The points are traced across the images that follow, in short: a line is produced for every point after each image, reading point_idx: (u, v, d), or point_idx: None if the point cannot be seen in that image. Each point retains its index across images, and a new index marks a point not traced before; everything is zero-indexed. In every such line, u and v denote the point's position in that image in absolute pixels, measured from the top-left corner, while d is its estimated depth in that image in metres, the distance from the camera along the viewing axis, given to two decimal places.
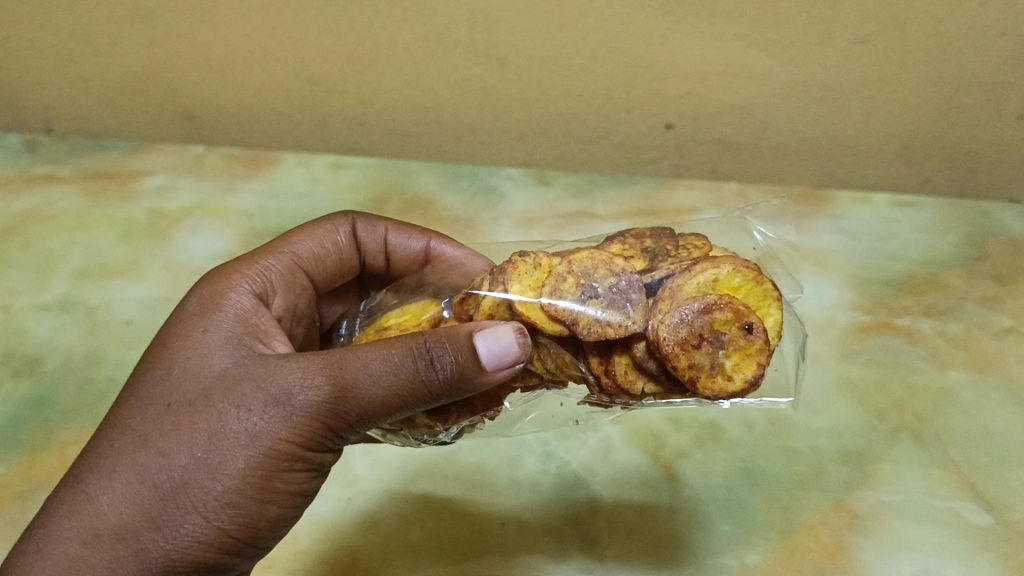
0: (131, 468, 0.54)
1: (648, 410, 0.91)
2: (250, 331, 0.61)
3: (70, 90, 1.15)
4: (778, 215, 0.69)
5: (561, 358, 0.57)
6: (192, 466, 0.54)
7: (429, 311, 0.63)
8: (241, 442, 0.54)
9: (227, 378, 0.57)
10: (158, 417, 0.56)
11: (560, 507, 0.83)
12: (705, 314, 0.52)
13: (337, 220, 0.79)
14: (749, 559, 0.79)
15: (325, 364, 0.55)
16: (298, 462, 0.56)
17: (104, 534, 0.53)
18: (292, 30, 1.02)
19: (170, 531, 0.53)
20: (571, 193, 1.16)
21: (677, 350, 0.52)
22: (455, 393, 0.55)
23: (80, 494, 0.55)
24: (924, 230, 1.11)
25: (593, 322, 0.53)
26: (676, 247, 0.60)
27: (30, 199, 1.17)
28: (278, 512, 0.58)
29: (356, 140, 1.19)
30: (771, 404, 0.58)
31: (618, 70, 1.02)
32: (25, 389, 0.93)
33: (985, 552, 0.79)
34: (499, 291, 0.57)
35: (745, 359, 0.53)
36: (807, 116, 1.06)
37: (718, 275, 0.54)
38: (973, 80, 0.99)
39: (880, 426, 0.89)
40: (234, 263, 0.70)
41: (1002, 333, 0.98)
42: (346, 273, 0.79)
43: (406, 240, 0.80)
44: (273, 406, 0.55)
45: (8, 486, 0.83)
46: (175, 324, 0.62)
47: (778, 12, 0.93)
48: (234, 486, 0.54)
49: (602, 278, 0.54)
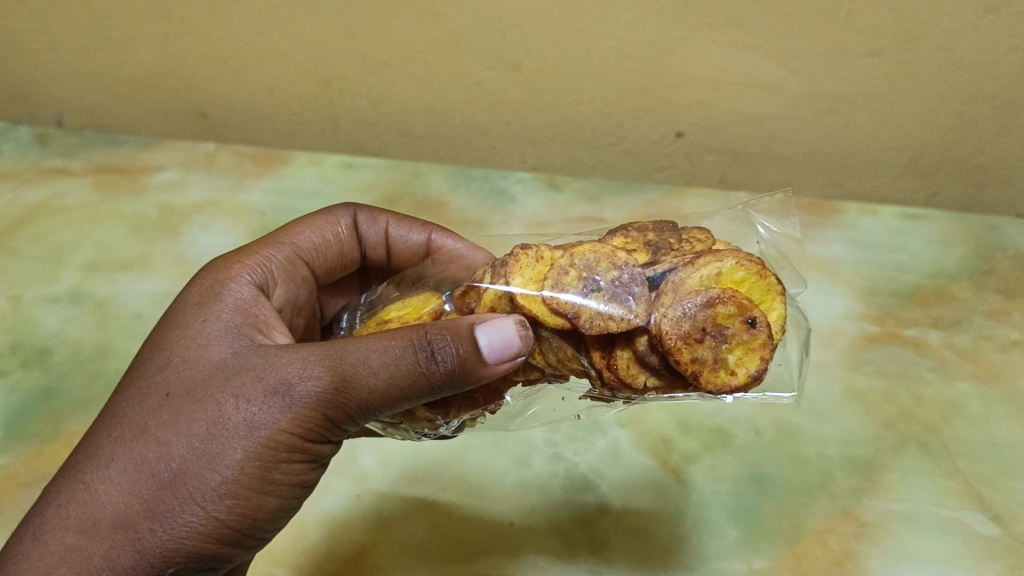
0: (129, 457, 0.54)
1: (657, 413, 0.91)
2: (250, 322, 0.61)
3: (83, 84, 1.16)
4: (783, 208, 0.70)
5: (563, 351, 0.57)
6: (190, 456, 0.54)
7: (430, 304, 0.63)
8: (239, 432, 0.54)
9: (227, 368, 0.56)
10: (157, 407, 0.56)
11: (569, 508, 0.83)
12: (709, 308, 0.52)
13: (339, 212, 0.80)
14: (757, 564, 0.78)
15: (325, 355, 0.55)
16: (297, 453, 0.56)
17: (101, 523, 0.53)
18: (307, 30, 1.02)
19: (168, 520, 0.53)
20: (580, 198, 1.17)
21: (681, 344, 0.52)
22: (456, 386, 0.55)
23: (78, 483, 0.54)
24: (932, 243, 1.12)
25: (595, 315, 0.53)
26: (679, 240, 0.59)
27: (41, 191, 1.17)
28: (276, 504, 0.57)
29: (368, 141, 1.19)
30: (774, 399, 0.58)
31: (631, 77, 1.03)
32: (34, 378, 0.92)
33: (992, 562, 0.79)
34: (501, 283, 0.57)
35: (749, 353, 0.53)
36: (817, 127, 1.07)
37: (722, 269, 0.54)
38: (983, 95, 1.00)
39: (888, 435, 0.89)
40: (235, 253, 0.70)
41: (1009, 346, 0.99)
42: (347, 266, 0.80)
43: (408, 234, 0.80)
44: (272, 396, 0.55)
45: (16, 475, 0.83)
46: (175, 314, 0.62)
47: (790, 24, 0.94)
48: (233, 477, 0.54)
49: (605, 271, 0.55)
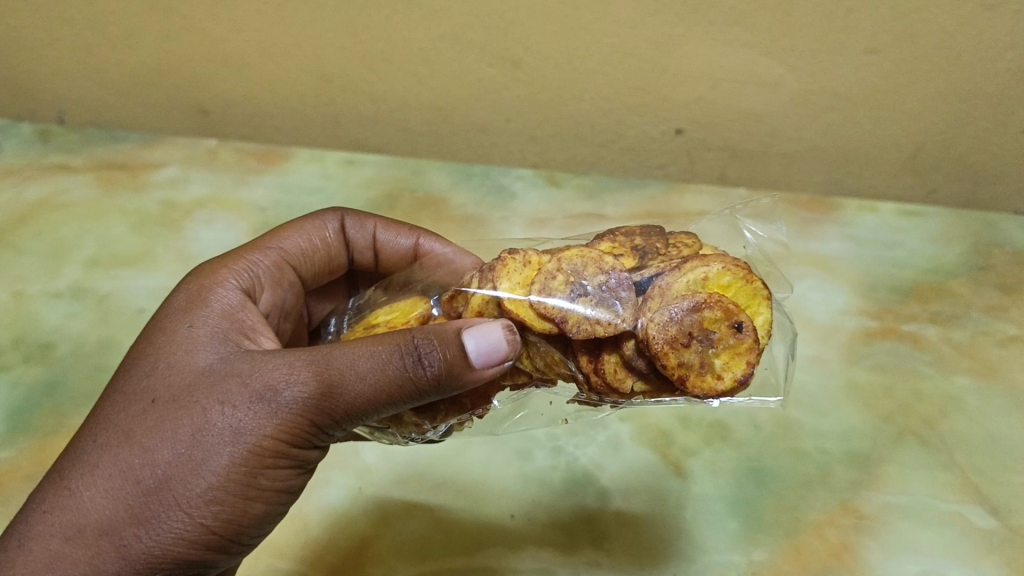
0: (115, 463, 0.54)
1: (657, 408, 0.92)
2: (236, 327, 0.61)
3: (85, 81, 1.16)
4: (767, 215, 0.72)
5: (550, 356, 0.58)
6: (175, 463, 0.54)
7: (418, 309, 0.64)
8: (225, 437, 0.54)
9: (213, 374, 0.57)
10: (142, 414, 0.56)
11: (570, 501, 0.84)
12: (695, 312, 0.53)
13: (326, 216, 0.80)
14: (756, 556, 0.79)
15: (311, 360, 0.55)
16: (283, 458, 0.56)
17: (86, 529, 0.53)
18: (310, 28, 1.03)
19: (153, 527, 0.53)
20: (581, 195, 1.17)
21: (667, 348, 0.52)
22: (442, 391, 0.56)
23: (64, 489, 0.55)
24: (930, 240, 1.13)
25: (582, 320, 0.53)
26: (666, 245, 0.60)
27: (43, 187, 1.17)
28: (263, 508, 0.58)
29: (369, 137, 1.20)
30: (760, 403, 0.59)
31: (630, 75, 1.03)
32: (36, 373, 0.93)
33: (990, 554, 0.80)
34: (488, 288, 0.58)
35: (735, 357, 0.53)
36: (817, 124, 1.07)
37: (708, 274, 0.55)
38: (981, 92, 1.01)
39: (886, 429, 0.90)
40: (223, 258, 0.70)
41: (1006, 341, 0.99)
42: (334, 270, 0.80)
43: (395, 238, 0.81)
44: (258, 402, 0.55)
45: (19, 468, 0.83)
46: (161, 319, 0.62)
47: (790, 21, 0.95)
48: (218, 483, 0.54)
49: (591, 275, 0.55)
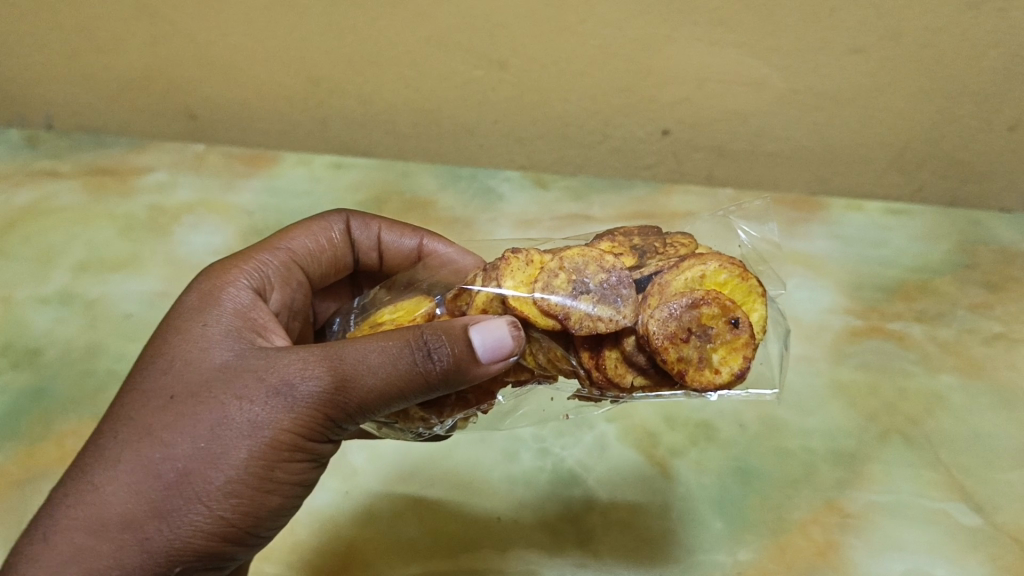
0: (136, 459, 0.54)
1: (643, 408, 0.92)
2: (249, 324, 0.61)
3: (72, 86, 1.16)
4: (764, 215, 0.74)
5: (552, 352, 0.58)
6: (195, 456, 0.54)
7: (423, 308, 0.64)
8: (245, 432, 0.55)
9: (230, 370, 0.57)
10: (160, 410, 0.56)
11: (555, 503, 0.84)
12: (693, 308, 0.53)
13: (332, 218, 0.80)
14: (742, 555, 0.80)
15: (325, 356, 0.56)
16: (300, 451, 0.57)
17: (108, 524, 0.53)
18: (296, 32, 1.03)
19: (174, 521, 0.53)
20: (568, 196, 1.17)
21: (667, 344, 0.52)
22: (451, 386, 0.56)
23: (84, 485, 0.55)
24: (916, 237, 1.13)
25: (584, 317, 0.54)
26: (664, 244, 0.61)
27: (31, 193, 1.17)
28: (279, 502, 0.59)
29: (357, 140, 1.19)
30: (756, 396, 0.60)
31: (616, 76, 1.04)
32: (24, 378, 0.93)
33: (974, 553, 0.80)
34: (492, 286, 0.58)
35: (732, 353, 0.54)
36: (804, 124, 1.08)
37: (706, 271, 0.55)
38: (966, 90, 1.01)
39: (871, 427, 0.90)
40: (230, 258, 0.70)
41: (992, 339, 1.00)
42: (340, 270, 0.80)
43: (400, 239, 0.82)
44: (275, 396, 0.55)
45: (7, 474, 0.84)
46: (174, 317, 0.62)
47: (776, 20, 0.95)
48: (238, 477, 0.55)
49: (593, 273, 0.55)
